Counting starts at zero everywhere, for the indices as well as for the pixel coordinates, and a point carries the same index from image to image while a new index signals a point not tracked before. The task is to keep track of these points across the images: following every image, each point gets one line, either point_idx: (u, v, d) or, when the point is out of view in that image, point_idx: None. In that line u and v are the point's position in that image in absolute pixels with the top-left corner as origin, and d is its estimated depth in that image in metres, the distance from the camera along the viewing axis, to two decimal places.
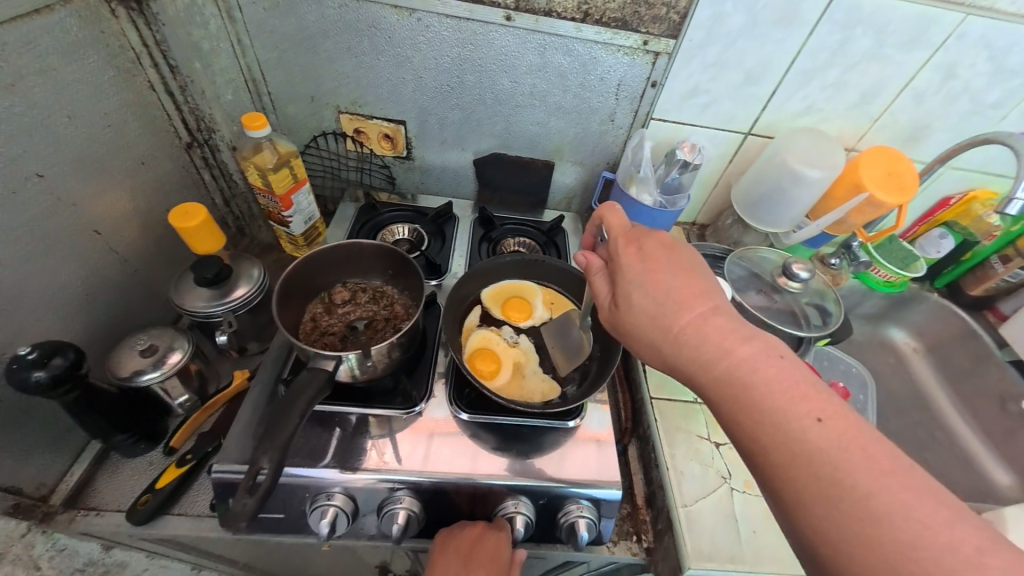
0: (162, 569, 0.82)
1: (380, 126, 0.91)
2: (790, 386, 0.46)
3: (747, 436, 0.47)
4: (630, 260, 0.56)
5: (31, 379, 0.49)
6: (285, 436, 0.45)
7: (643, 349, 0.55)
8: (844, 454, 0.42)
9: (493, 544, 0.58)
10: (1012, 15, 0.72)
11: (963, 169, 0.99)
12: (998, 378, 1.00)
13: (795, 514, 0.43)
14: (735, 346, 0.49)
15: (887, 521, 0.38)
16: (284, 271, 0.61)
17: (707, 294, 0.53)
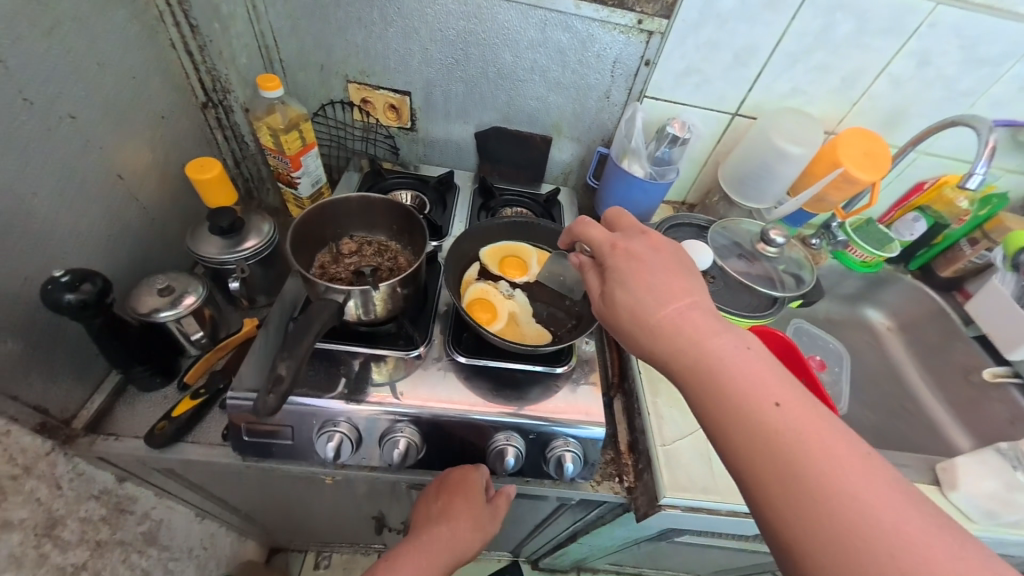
0: (169, 508, 0.86)
1: (386, 96, 0.96)
2: (751, 372, 0.49)
3: (713, 421, 0.49)
4: (617, 261, 0.60)
5: (64, 299, 0.53)
6: (306, 346, 0.49)
7: (627, 342, 0.58)
8: (799, 438, 0.44)
9: (462, 477, 0.65)
10: (980, 6, 0.77)
11: (937, 154, 1.04)
12: (963, 353, 1.05)
13: (758, 496, 0.45)
14: (705, 337, 0.52)
15: (839, 502, 0.41)
16: (298, 216, 0.65)
17: (687, 291, 0.56)
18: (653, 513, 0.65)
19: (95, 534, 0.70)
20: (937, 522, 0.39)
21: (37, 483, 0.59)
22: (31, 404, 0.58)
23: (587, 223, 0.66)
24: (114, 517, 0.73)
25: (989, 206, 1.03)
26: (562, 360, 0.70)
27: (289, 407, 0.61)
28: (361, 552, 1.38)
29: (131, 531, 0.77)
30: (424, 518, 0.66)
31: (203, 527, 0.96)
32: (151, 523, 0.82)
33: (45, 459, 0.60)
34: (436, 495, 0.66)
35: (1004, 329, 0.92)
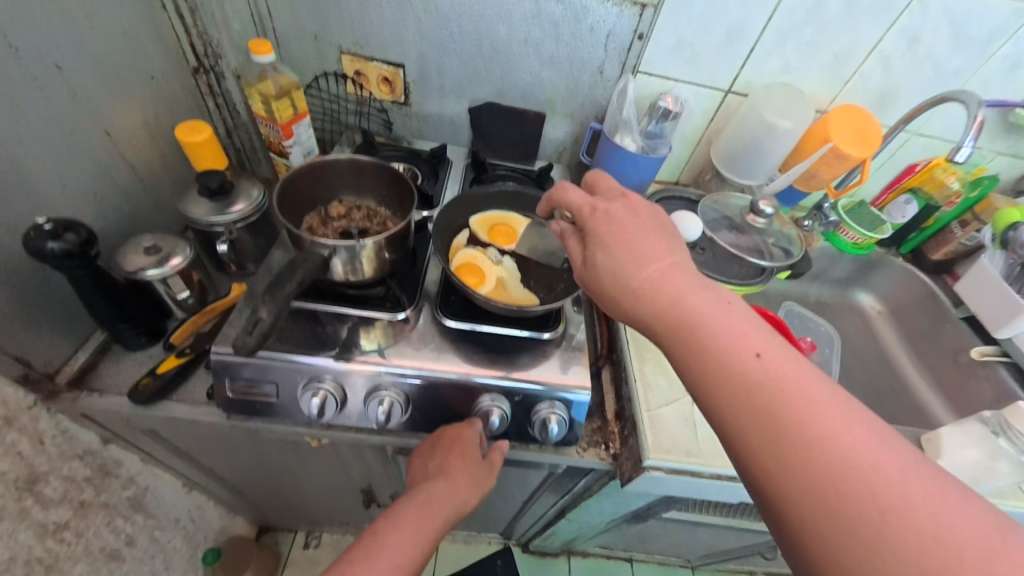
0: (155, 476, 0.85)
1: (380, 68, 0.95)
2: (732, 324, 0.47)
3: (695, 380, 0.47)
4: (597, 224, 0.56)
5: (47, 248, 0.53)
6: (291, 291, 0.50)
7: (609, 307, 0.55)
8: (780, 388, 0.42)
9: (455, 433, 0.64)
10: None
11: (928, 136, 1.04)
12: (952, 336, 1.05)
13: (740, 452, 0.44)
14: (687, 295, 0.49)
15: (820, 448, 0.39)
16: (288, 172, 0.65)
17: (668, 249, 0.53)
18: (637, 476, 0.65)
19: (79, 494, 0.70)
20: (918, 464, 0.38)
21: (19, 436, 0.59)
22: (14, 355, 0.58)
23: (565, 188, 0.62)
24: (98, 479, 0.73)
25: (980, 187, 1.02)
26: (550, 326, 0.70)
27: (275, 363, 0.61)
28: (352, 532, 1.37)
29: (116, 495, 0.77)
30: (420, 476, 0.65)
31: (191, 499, 0.96)
32: (136, 489, 0.82)
33: (27, 412, 0.60)
34: (432, 452, 0.65)
35: (991, 307, 0.92)
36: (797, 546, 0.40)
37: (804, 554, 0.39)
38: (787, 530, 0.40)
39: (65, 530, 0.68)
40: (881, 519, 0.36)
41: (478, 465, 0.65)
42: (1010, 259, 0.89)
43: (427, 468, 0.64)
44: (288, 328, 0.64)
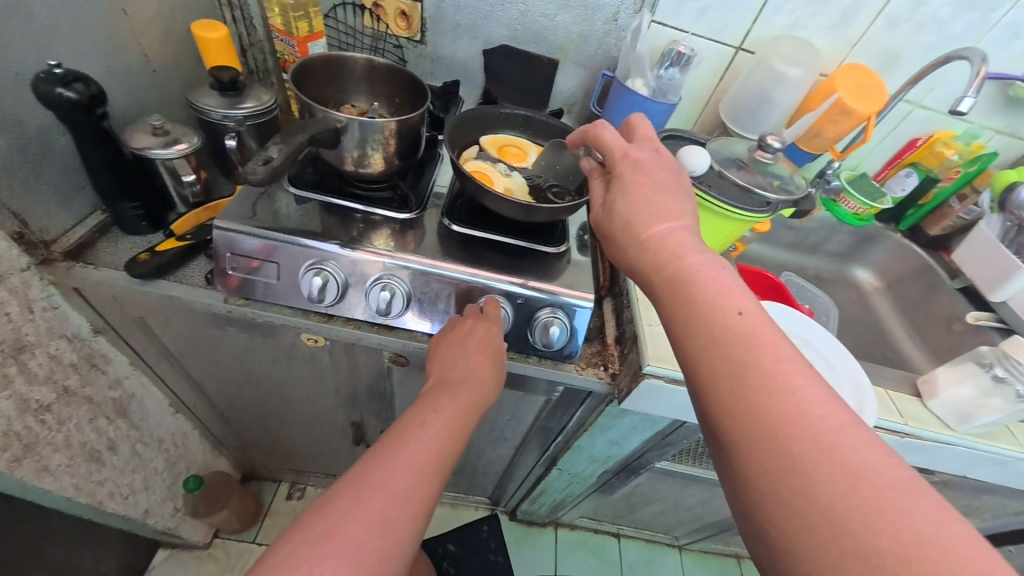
0: (142, 385, 0.81)
1: (398, 1, 0.97)
2: (720, 281, 0.44)
3: (674, 329, 0.45)
4: (624, 171, 0.51)
5: (57, 93, 0.54)
6: (299, 139, 0.53)
7: (613, 254, 0.51)
8: (758, 345, 0.40)
9: (483, 331, 0.60)
10: None
11: (929, 109, 1.00)
12: (946, 304, 1.01)
13: (705, 400, 0.41)
14: (688, 252, 0.46)
15: (786, 406, 0.37)
16: (307, 57, 0.66)
17: (684, 211, 0.49)
18: (636, 386, 0.63)
19: (64, 379, 0.67)
20: (863, 425, 0.37)
21: (8, 296, 0.58)
22: (11, 208, 0.57)
23: (602, 125, 0.55)
24: (85, 369, 0.70)
25: (979, 162, 0.98)
26: (554, 244, 0.69)
27: (279, 243, 0.60)
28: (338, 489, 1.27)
29: (102, 393, 0.74)
30: (444, 372, 0.58)
31: (176, 420, 0.92)
32: (123, 394, 0.78)
33: (19, 275, 0.59)
34: (460, 346, 0.59)
35: (985, 271, 0.93)
36: (741, 490, 0.38)
37: (745, 498, 0.38)
38: (734, 474, 0.38)
39: (47, 413, 0.66)
40: (826, 466, 0.34)
41: (501, 371, 0.61)
42: (1008, 220, 0.91)
43: (453, 363, 0.58)
44: (291, 215, 0.64)
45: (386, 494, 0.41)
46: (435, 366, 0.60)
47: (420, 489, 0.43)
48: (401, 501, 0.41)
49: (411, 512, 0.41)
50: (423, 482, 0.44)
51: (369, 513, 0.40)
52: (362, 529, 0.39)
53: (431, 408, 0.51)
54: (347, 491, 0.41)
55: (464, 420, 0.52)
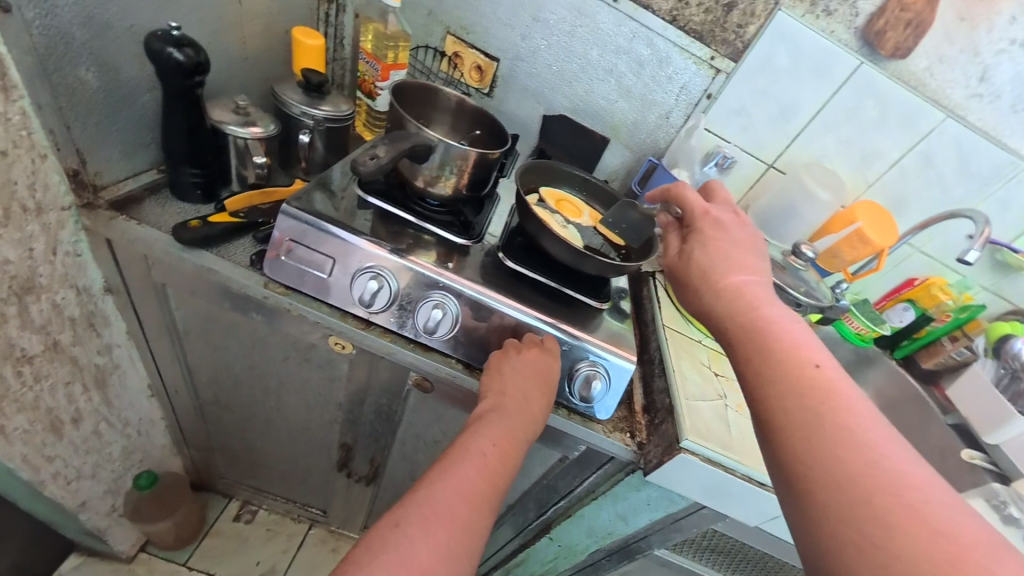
0: (129, 358, 0.78)
1: (477, 56, 1.05)
2: (798, 335, 0.50)
3: (750, 373, 0.50)
4: (704, 226, 0.62)
5: (169, 53, 0.54)
6: (405, 146, 0.59)
7: (686, 298, 0.60)
8: (833, 394, 0.45)
9: (544, 365, 0.60)
10: (977, 128, 0.95)
11: (928, 254, 1.12)
12: (939, 437, 1.04)
13: (770, 433, 0.45)
14: (762, 304, 0.54)
15: (863, 453, 0.40)
16: (406, 80, 0.71)
17: (757, 270, 0.58)
18: (669, 459, 0.62)
19: (58, 332, 0.62)
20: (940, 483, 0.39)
21: (39, 231, 0.55)
22: (77, 146, 0.56)
23: (684, 186, 0.67)
24: (82, 327, 0.66)
25: (968, 310, 1.06)
26: (599, 299, 0.69)
27: (337, 239, 0.59)
28: (292, 517, 1.20)
29: (88, 356, 0.69)
30: (500, 398, 0.57)
31: (149, 405, 0.88)
32: (109, 362, 0.74)
33: (58, 213, 0.56)
34: (519, 376, 0.58)
35: (977, 409, 1.00)
36: (801, 515, 0.41)
37: (809, 531, 0.40)
38: (796, 499, 0.42)
39: (27, 365, 0.60)
40: (889, 496, 0.38)
41: (549, 404, 0.60)
42: (1001, 367, 1.00)
43: (510, 392, 0.57)
44: (355, 217, 0.64)
45: (450, 527, 0.43)
46: (493, 385, 0.58)
47: (477, 521, 0.45)
48: (464, 535, 0.43)
49: (469, 546, 0.43)
50: (479, 516, 0.45)
51: (437, 544, 0.41)
52: (431, 559, 0.40)
53: (489, 437, 0.52)
54: (416, 518, 0.42)
55: (514, 454, 0.53)
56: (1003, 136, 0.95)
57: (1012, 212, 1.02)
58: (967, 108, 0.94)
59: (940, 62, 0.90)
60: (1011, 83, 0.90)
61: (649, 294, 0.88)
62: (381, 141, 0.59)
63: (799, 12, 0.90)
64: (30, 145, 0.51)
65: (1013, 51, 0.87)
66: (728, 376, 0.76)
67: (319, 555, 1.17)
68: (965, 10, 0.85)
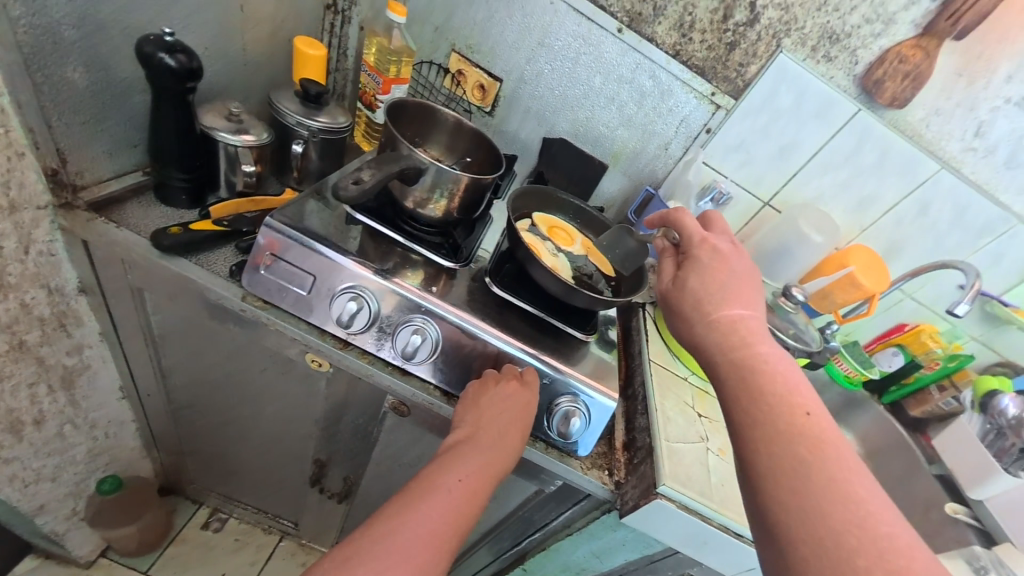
0: (101, 359, 0.75)
1: (481, 75, 1.05)
2: (791, 379, 0.52)
3: (741, 416, 0.51)
4: (701, 253, 0.62)
5: (159, 58, 0.53)
6: (393, 168, 0.58)
7: (678, 326, 0.61)
8: (823, 444, 0.47)
9: (523, 401, 0.59)
10: (970, 181, 0.95)
11: (919, 301, 1.12)
12: (925, 488, 1.02)
13: (756, 476, 0.48)
14: (756, 341, 0.55)
15: (847, 509, 0.43)
16: (401, 97, 0.70)
17: (752, 303, 0.59)
18: (644, 503, 0.60)
19: (24, 332, 0.60)
20: (913, 535, 0.43)
21: (10, 230, 0.53)
22: (59, 145, 0.54)
23: (683, 211, 0.68)
24: (51, 327, 0.64)
25: (957, 359, 1.05)
26: (585, 330, 0.69)
27: (320, 255, 0.58)
28: (263, 528, 1.17)
29: (57, 357, 0.67)
30: (475, 429, 0.56)
31: (119, 407, 0.85)
32: (79, 363, 0.72)
33: (34, 211, 0.55)
34: (498, 408, 0.57)
35: (965, 467, 0.98)
36: (781, 558, 0.44)
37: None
38: (777, 543, 0.45)
39: None
40: (870, 552, 0.41)
41: (524, 439, 0.59)
42: (986, 423, 0.98)
43: (487, 425, 0.56)
44: (341, 233, 0.62)
45: (408, 565, 0.43)
46: (471, 415, 0.58)
47: (435, 565, 0.46)
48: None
49: None
50: (437, 559, 0.46)
51: None
52: None
53: (458, 472, 0.52)
54: (375, 555, 0.43)
55: (483, 491, 0.52)
56: (996, 190, 0.96)
57: (1003, 264, 1.03)
58: (962, 160, 0.94)
59: (936, 114, 0.91)
60: (1005, 139, 0.91)
61: (638, 325, 0.88)
62: (370, 162, 0.59)
63: (800, 55, 0.91)
64: (8, 143, 0.49)
65: (1008, 108, 0.88)
66: (713, 417, 0.75)
67: (287, 569, 1.13)
68: (962, 65, 0.86)
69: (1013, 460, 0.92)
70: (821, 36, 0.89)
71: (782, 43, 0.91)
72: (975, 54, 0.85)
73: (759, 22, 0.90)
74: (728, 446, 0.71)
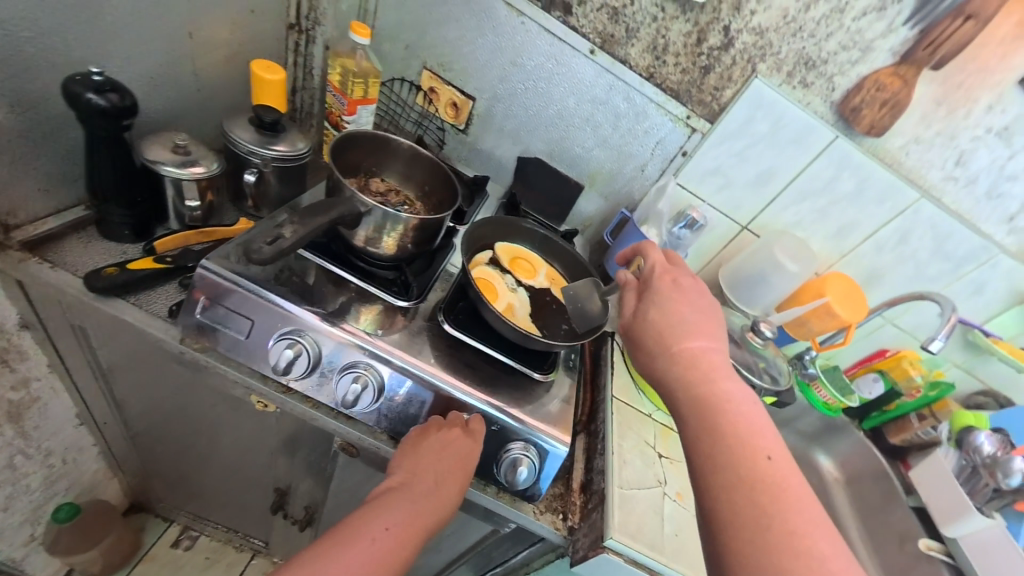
0: (52, 390, 0.74)
1: (453, 93, 1.03)
2: (753, 420, 0.52)
3: (702, 458, 0.51)
4: (661, 284, 0.63)
5: (85, 97, 0.51)
6: (321, 221, 0.55)
7: (640, 357, 0.61)
8: (783, 491, 0.47)
9: (464, 450, 0.57)
10: (952, 211, 0.93)
11: (900, 327, 1.09)
12: (901, 519, 1.01)
13: (715, 525, 0.48)
14: (718, 377, 0.55)
15: (805, 562, 0.43)
16: (351, 130, 0.68)
17: (715, 336, 0.60)
18: (592, 556, 0.59)
19: None
20: None
21: None
22: None
23: (648, 243, 0.70)
24: None
25: (938, 387, 1.02)
26: (543, 369, 0.66)
27: (257, 299, 0.56)
28: (233, 548, 1.14)
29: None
30: (410, 477, 0.56)
31: (77, 433, 0.83)
32: (25, 397, 0.70)
33: None
34: (437, 457, 0.56)
35: (941, 502, 0.95)
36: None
37: None
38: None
39: None
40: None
41: (462, 488, 0.58)
42: (963, 458, 0.97)
43: (423, 473, 0.56)
44: (286, 272, 0.61)
45: None
46: (408, 461, 0.57)
47: None
48: None
49: None
50: None
51: None
52: None
53: (384, 522, 0.52)
54: None
55: (410, 543, 0.53)
56: (977, 220, 0.93)
57: (985, 294, 1.00)
58: (943, 190, 0.92)
59: (916, 142, 0.88)
60: (987, 169, 0.88)
61: (605, 356, 0.86)
62: (292, 224, 0.55)
63: (776, 80, 0.89)
64: None
65: (990, 138, 0.85)
66: (674, 458, 0.74)
67: None
68: (942, 94, 0.83)
69: (986, 500, 0.92)
70: (797, 62, 0.87)
71: (757, 68, 0.88)
72: (955, 84, 0.82)
73: (734, 46, 0.87)
74: (687, 490, 0.70)
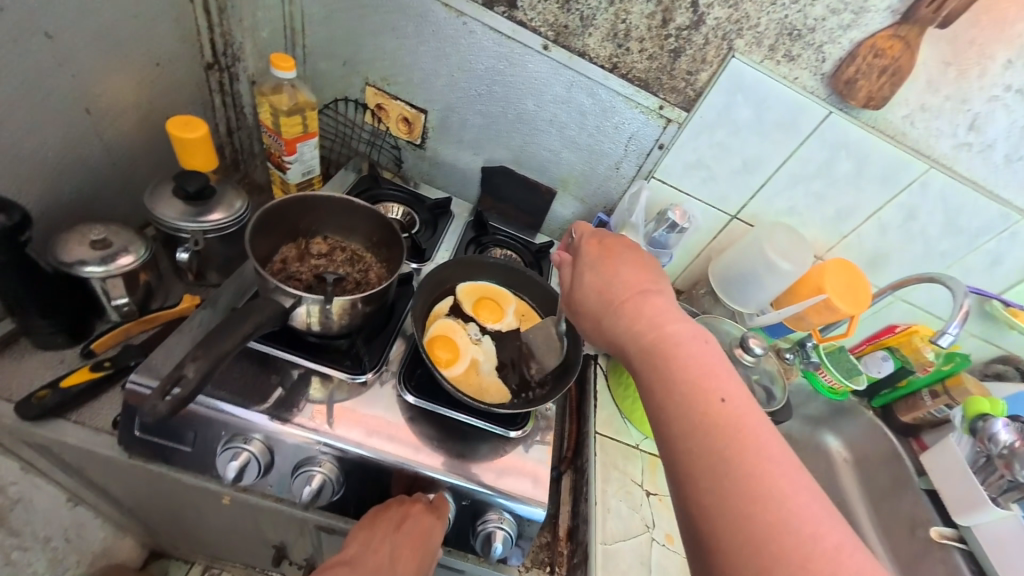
0: (33, 487, 0.74)
1: (403, 108, 0.94)
2: (704, 360, 0.48)
3: (656, 412, 0.48)
4: (591, 246, 0.61)
5: None
6: (235, 336, 0.47)
7: (586, 323, 0.57)
8: (739, 433, 0.43)
9: (421, 525, 0.55)
10: (966, 180, 0.83)
11: (911, 303, 1.02)
12: (911, 504, 0.98)
13: (677, 479, 0.44)
14: (665, 322, 0.52)
15: (766, 503, 0.40)
16: (273, 200, 0.63)
17: (654, 281, 0.57)
18: None
19: None
20: (836, 519, 0.40)
21: None
22: None
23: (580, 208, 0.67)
24: None
25: (953, 361, 0.95)
26: (517, 424, 0.63)
27: (199, 410, 0.53)
28: None
29: None
30: (363, 551, 0.54)
31: (72, 514, 0.84)
32: (4, 501, 0.70)
33: None
34: (393, 531, 0.54)
35: (954, 492, 0.92)
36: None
37: None
38: (702, 555, 0.41)
39: None
40: (792, 556, 0.37)
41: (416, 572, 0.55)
42: (976, 447, 0.91)
43: (376, 547, 0.54)
44: (225, 369, 0.57)
45: None
46: (364, 534, 0.55)
47: None
48: None
49: None
50: None
51: None
52: None
53: None
54: None
55: None
56: (995, 189, 0.84)
57: (1002, 266, 0.92)
58: (954, 159, 0.82)
59: (922, 111, 0.78)
60: (1005, 134, 0.78)
61: (588, 381, 0.81)
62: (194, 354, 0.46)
63: (756, 57, 0.78)
64: None
65: (1008, 98, 0.75)
66: (662, 494, 0.72)
67: None
68: (951, 55, 0.72)
69: (1001, 491, 0.86)
70: (779, 34, 0.75)
71: (735, 45, 0.77)
72: (966, 41, 0.71)
73: (705, 23, 0.76)
74: (676, 530, 0.69)
